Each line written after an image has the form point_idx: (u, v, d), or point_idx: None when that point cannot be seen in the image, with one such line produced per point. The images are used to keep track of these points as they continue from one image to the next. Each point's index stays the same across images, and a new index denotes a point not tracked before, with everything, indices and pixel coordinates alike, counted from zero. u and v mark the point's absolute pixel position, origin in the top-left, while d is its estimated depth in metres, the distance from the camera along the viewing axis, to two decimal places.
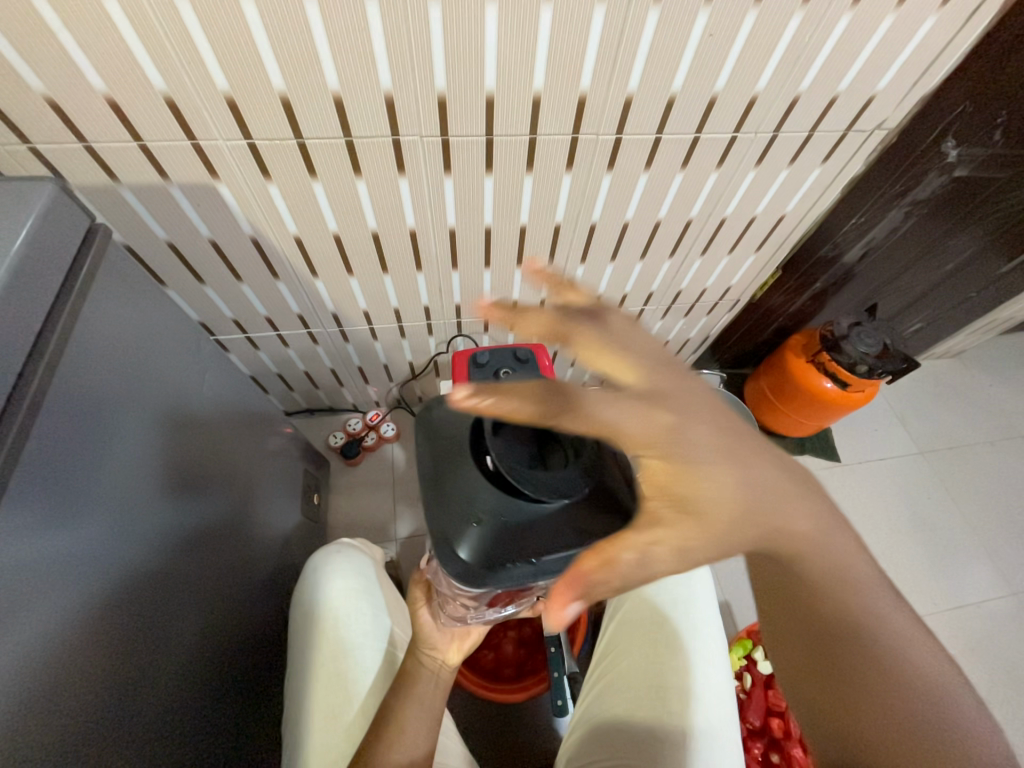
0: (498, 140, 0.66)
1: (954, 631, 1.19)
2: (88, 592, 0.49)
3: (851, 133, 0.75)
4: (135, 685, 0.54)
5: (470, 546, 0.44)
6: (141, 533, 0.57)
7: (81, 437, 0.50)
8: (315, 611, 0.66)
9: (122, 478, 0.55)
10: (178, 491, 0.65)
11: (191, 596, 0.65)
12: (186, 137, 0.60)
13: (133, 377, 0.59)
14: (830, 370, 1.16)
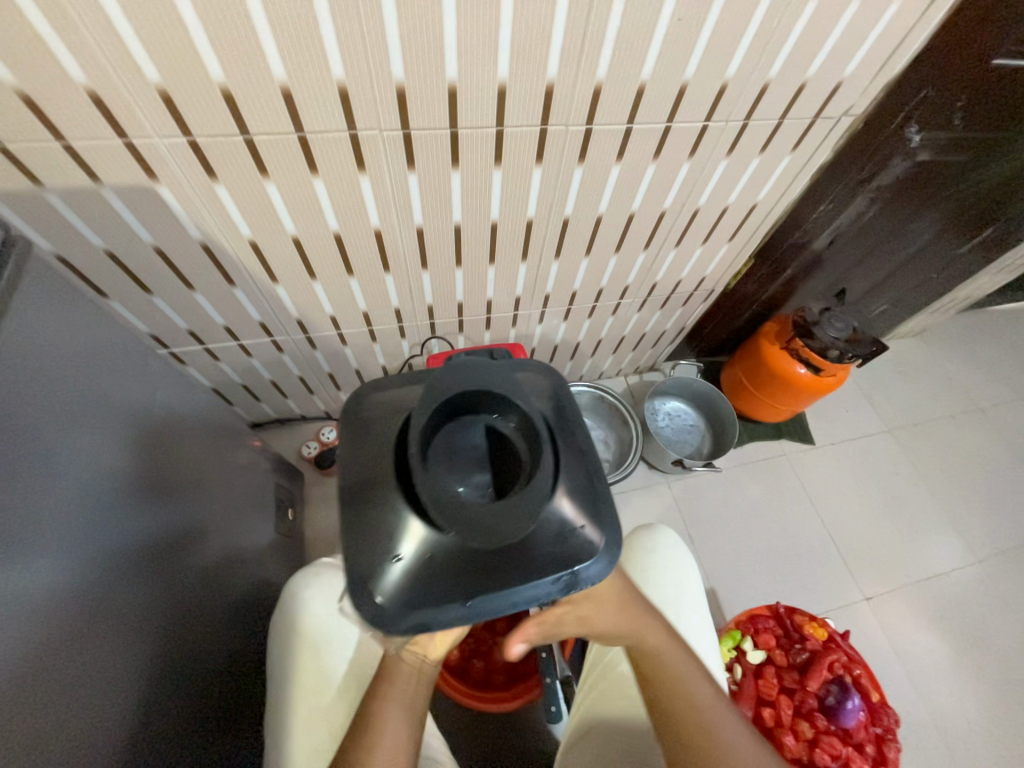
0: (464, 133, 0.63)
1: (925, 602, 1.24)
2: (44, 635, 0.45)
3: (819, 120, 0.74)
4: (103, 729, 0.50)
5: (392, 585, 0.43)
6: (102, 565, 0.53)
7: (17, 470, 0.45)
8: (294, 640, 0.63)
9: (73, 503, 0.51)
10: (142, 516, 0.61)
11: (162, 627, 0.62)
12: (116, 135, 0.54)
13: (76, 399, 0.53)
14: (803, 356, 1.17)
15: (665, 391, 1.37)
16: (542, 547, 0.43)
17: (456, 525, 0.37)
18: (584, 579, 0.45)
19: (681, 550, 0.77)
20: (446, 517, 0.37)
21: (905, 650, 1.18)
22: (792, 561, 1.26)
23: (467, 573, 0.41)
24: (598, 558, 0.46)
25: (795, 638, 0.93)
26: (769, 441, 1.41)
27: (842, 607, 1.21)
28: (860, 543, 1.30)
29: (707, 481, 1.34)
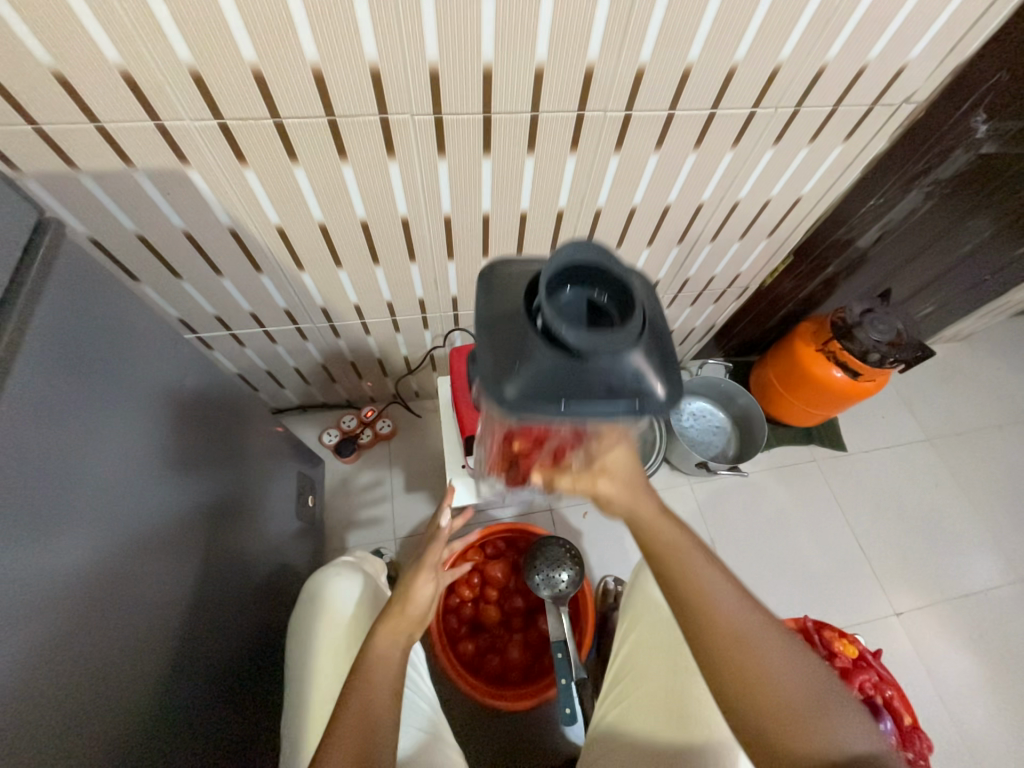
0: (497, 119, 0.60)
1: (960, 620, 1.19)
2: (76, 607, 0.47)
3: (877, 107, 0.69)
4: (130, 700, 0.52)
5: (513, 379, 0.40)
6: (131, 543, 0.54)
7: (50, 447, 0.46)
8: (310, 651, 0.62)
9: (103, 478, 0.52)
10: (169, 496, 0.62)
11: (186, 605, 0.63)
12: (149, 118, 0.54)
13: (109, 381, 0.55)
14: (840, 359, 1.12)
15: (691, 391, 1.33)
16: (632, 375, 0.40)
17: (582, 344, 0.37)
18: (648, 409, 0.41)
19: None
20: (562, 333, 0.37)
21: (936, 669, 1.13)
22: (818, 570, 1.21)
23: (581, 389, 0.39)
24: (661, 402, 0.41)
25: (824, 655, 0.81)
26: (798, 446, 1.36)
27: (870, 621, 1.17)
28: (892, 556, 1.25)
29: (732, 484, 1.30)
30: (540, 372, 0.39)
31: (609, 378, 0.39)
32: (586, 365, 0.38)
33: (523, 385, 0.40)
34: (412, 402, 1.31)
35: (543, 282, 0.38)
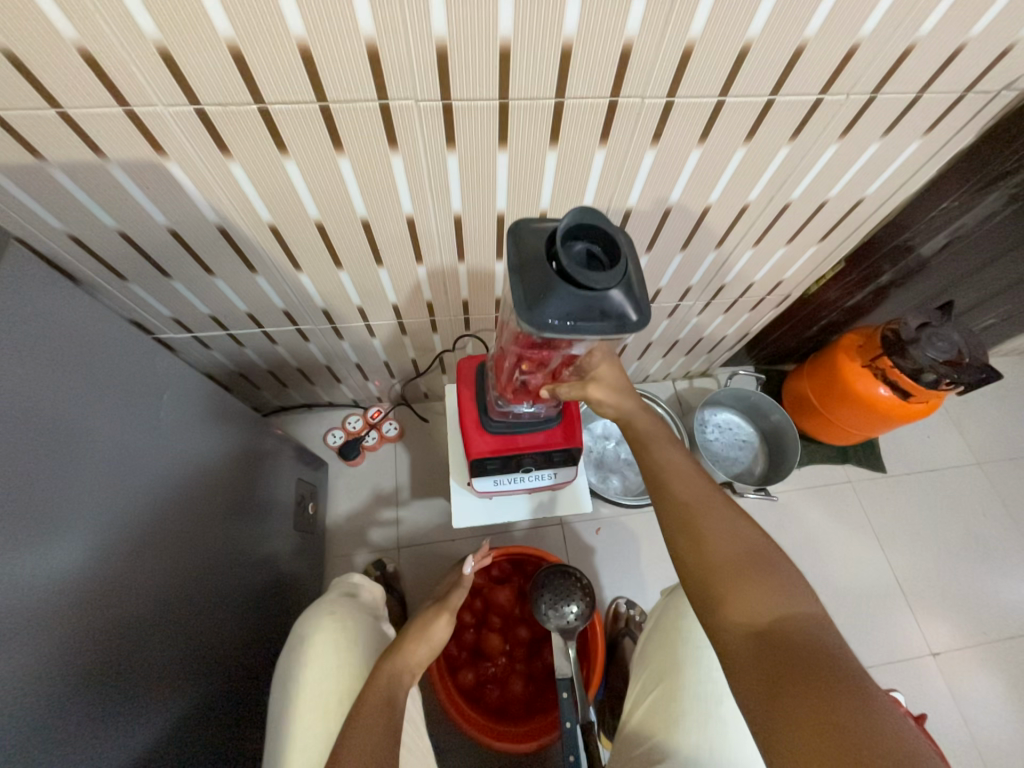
0: (515, 105, 0.52)
1: (1003, 663, 1.09)
2: (67, 613, 0.46)
3: (970, 95, 0.58)
4: (124, 710, 0.52)
5: (545, 301, 0.42)
6: (130, 548, 0.54)
7: (28, 460, 0.44)
8: (294, 695, 0.59)
9: (87, 491, 0.50)
10: (171, 498, 0.61)
11: (188, 610, 0.62)
12: (117, 104, 0.47)
13: (97, 386, 0.53)
14: (889, 377, 1.01)
15: (718, 402, 1.24)
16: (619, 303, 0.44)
17: (583, 278, 0.41)
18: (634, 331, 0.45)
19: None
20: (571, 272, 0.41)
21: (973, 715, 1.05)
22: (847, 601, 1.13)
23: (586, 315, 0.43)
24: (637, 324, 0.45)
25: None
26: (832, 466, 1.26)
27: (902, 660, 1.08)
28: (930, 589, 1.15)
29: (757, 504, 1.22)
30: (563, 303, 0.42)
31: (616, 307, 0.43)
32: (598, 296, 0.43)
33: (557, 312, 0.42)
34: (421, 404, 1.25)
35: (559, 234, 0.42)
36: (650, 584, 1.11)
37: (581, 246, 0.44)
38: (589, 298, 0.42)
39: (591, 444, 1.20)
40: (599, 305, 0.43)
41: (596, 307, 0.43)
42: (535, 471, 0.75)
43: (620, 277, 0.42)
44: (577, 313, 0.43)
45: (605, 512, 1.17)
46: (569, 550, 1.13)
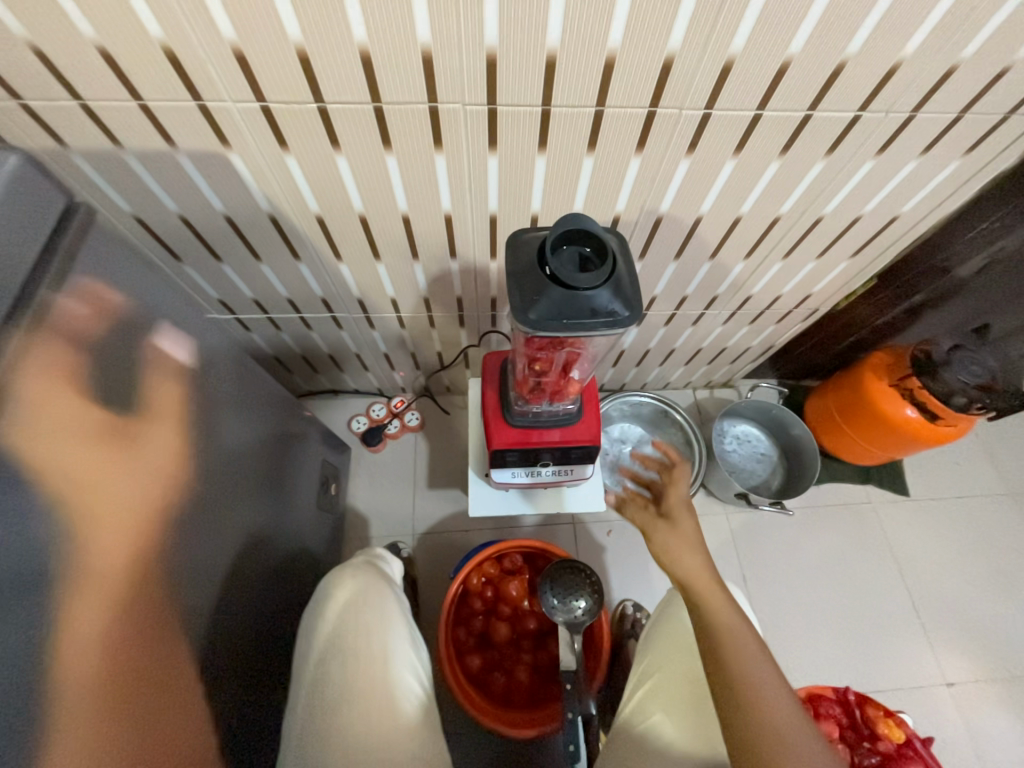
0: (556, 112, 0.54)
1: (1022, 702, 1.06)
2: (123, 587, 0.47)
3: (1014, 116, 0.58)
4: (168, 686, 0.52)
5: (532, 306, 0.46)
6: (177, 524, 0.54)
7: (82, 429, 0.45)
8: (319, 642, 0.64)
9: (139, 455, 0.50)
10: (214, 475, 0.62)
11: (222, 587, 0.63)
12: (190, 97, 0.51)
13: (155, 361, 0.53)
14: (917, 398, 1.00)
15: (739, 413, 1.23)
16: (606, 301, 0.46)
17: (568, 280, 0.44)
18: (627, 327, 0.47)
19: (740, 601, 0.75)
20: (558, 276, 0.45)
21: (986, 751, 1.02)
22: (860, 624, 1.11)
23: (572, 313, 0.46)
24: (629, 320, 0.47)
25: (863, 736, 0.68)
26: (852, 485, 1.24)
27: (913, 688, 1.06)
28: (948, 619, 1.12)
29: (772, 518, 1.21)
30: (551, 303, 0.45)
31: (605, 304, 0.46)
32: (587, 296, 0.45)
33: (541, 312, 0.46)
34: (443, 397, 1.28)
35: (546, 242, 0.46)
36: (658, 589, 1.12)
37: (573, 251, 0.47)
38: (577, 297, 0.45)
39: (606, 447, 1.21)
40: (586, 304, 0.45)
41: (583, 305, 0.45)
42: (552, 466, 0.77)
43: (605, 277, 0.45)
44: (566, 312, 0.46)
45: (617, 515, 1.18)
46: (579, 549, 1.15)
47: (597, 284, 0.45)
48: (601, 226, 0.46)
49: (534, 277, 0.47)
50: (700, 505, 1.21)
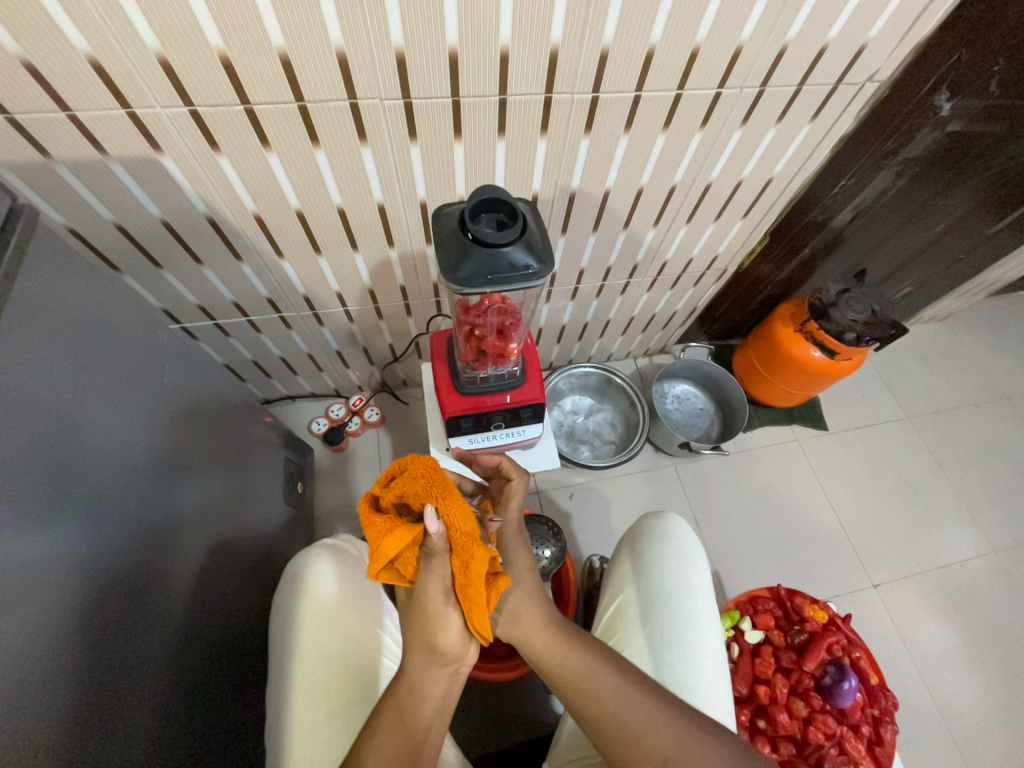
0: (465, 102, 0.61)
1: (935, 590, 1.23)
2: (54, 610, 0.45)
3: (841, 86, 0.71)
4: (113, 708, 0.49)
5: (458, 268, 0.53)
6: (110, 541, 0.52)
7: (28, 441, 0.45)
8: (295, 640, 0.62)
9: (94, 468, 0.52)
10: (156, 490, 0.61)
11: (178, 600, 0.62)
12: (120, 105, 0.55)
13: (85, 373, 0.53)
14: (818, 339, 1.14)
15: (675, 374, 1.35)
16: (520, 258, 0.53)
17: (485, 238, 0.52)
18: (541, 280, 0.55)
19: (688, 538, 0.74)
20: (477, 237, 0.53)
21: (912, 637, 1.17)
22: (799, 546, 1.25)
23: (492, 269, 0.53)
24: (541, 275, 0.54)
25: (795, 620, 0.85)
26: (780, 426, 1.38)
27: (848, 593, 1.20)
28: (871, 530, 1.28)
29: (715, 464, 1.33)
30: (474, 262, 0.52)
31: (520, 261, 0.53)
32: (504, 254, 0.53)
33: (466, 271, 0.53)
34: (400, 390, 1.33)
35: (466, 209, 0.54)
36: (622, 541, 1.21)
37: (490, 218, 0.55)
38: (496, 254, 0.53)
39: (561, 418, 1.30)
40: (504, 261, 0.53)
41: (502, 263, 0.53)
42: (504, 427, 0.84)
43: (517, 234, 0.53)
44: (488, 269, 0.53)
45: (578, 479, 1.27)
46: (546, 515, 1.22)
47: (510, 243, 0.53)
48: (512, 192, 0.54)
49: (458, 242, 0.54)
50: (651, 461, 1.31)
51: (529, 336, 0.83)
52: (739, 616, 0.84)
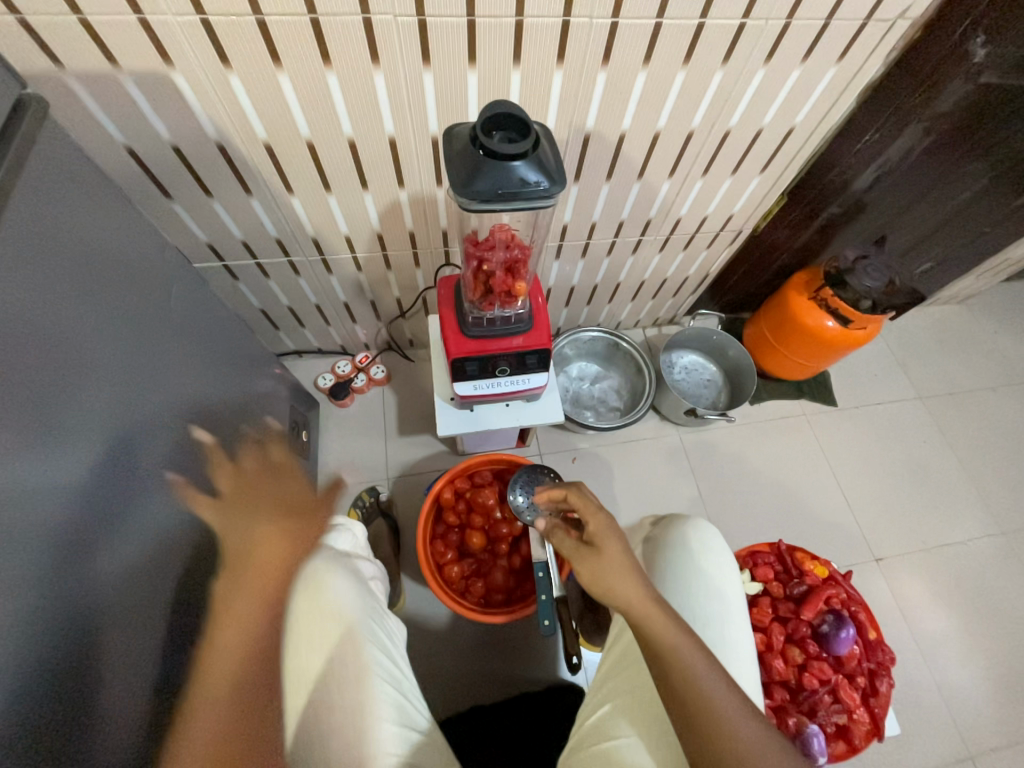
0: (480, 23, 0.60)
1: (938, 568, 1.21)
2: (53, 514, 0.46)
3: (871, 23, 0.68)
4: (98, 614, 0.50)
5: (470, 181, 0.52)
6: (100, 460, 0.52)
7: (25, 341, 0.45)
8: (282, 642, 0.58)
9: (94, 384, 0.53)
10: (155, 416, 0.62)
11: (173, 522, 0.63)
12: (131, 11, 0.54)
13: (88, 290, 0.54)
14: (832, 306, 1.12)
15: (684, 344, 1.34)
16: (532, 173, 0.52)
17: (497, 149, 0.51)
18: (553, 198, 0.54)
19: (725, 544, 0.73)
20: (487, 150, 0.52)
21: (911, 611, 1.16)
22: (802, 518, 1.24)
23: (503, 182, 0.52)
24: (553, 191, 0.53)
25: (794, 574, 0.83)
26: (789, 400, 1.37)
27: (850, 567, 1.20)
28: (876, 507, 1.27)
29: (720, 435, 1.32)
30: (486, 175, 0.52)
31: (532, 176, 0.52)
32: (514, 168, 0.52)
33: (477, 184, 0.52)
34: (407, 350, 1.33)
35: (478, 122, 0.53)
36: (624, 506, 1.21)
37: (503, 133, 0.54)
38: (506, 166, 0.52)
39: (566, 384, 1.30)
40: (516, 176, 0.52)
41: (514, 176, 0.52)
42: (510, 373, 0.83)
43: (530, 145, 0.52)
44: (500, 182, 0.52)
45: (582, 444, 1.27)
46: None
47: (523, 156, 0.52)
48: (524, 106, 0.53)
49: (469, 156, 0.53)
50: (655, 429, 1.31)
51: (537, 281, 0.82)
52: (739, 568, 0.83)
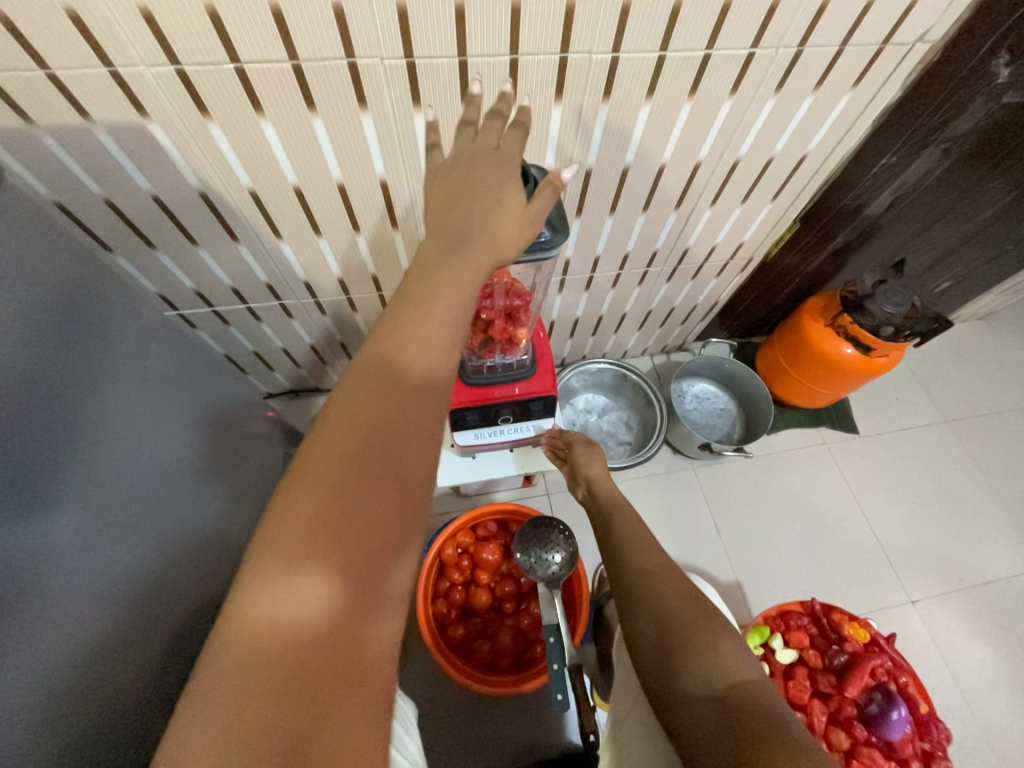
0: (472, 62, 0.56)
1: (980, 608, 1.13)
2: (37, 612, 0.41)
3: (887, 47, 0.64)
4: (72, 725, 0.44)
5: None
6: (90, 552, 0.47)
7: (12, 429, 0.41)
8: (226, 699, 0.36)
9: (87, 457, 0.48)
10: (150, 483, 0.58)
11: (165, 600, 0.58)
12: (102, 63, 0.51)
13: (84, 353, 0.50)
14: (852, 334, 1.06)
15: (694, 372, 1.28)
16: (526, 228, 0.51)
17: None
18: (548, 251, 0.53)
19: None
20: None
21: (953, 658, 1.07)
22: (829, 557, 1.16)
23: None
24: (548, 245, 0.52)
25: (833, 639, 0.77)
26: (807, 428, 1.30)
27: (884, 609, 1.12)
28: (908, 543, 1.18)
29: (737, 468, 1.25)
30: None
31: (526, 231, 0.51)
32: None
33: None
34: None
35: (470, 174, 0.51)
36: None
37: None
38: None
39: (573, 417, 1.24)
40: None
41: None
42: (512, 422, 0.78)
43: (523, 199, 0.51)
44: None
45: None
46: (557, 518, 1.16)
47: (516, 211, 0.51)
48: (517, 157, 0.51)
49: None
50: (668, 463, 1.24)
51: (539, 324, 0.77)
52: (769, 634, 0.76)
